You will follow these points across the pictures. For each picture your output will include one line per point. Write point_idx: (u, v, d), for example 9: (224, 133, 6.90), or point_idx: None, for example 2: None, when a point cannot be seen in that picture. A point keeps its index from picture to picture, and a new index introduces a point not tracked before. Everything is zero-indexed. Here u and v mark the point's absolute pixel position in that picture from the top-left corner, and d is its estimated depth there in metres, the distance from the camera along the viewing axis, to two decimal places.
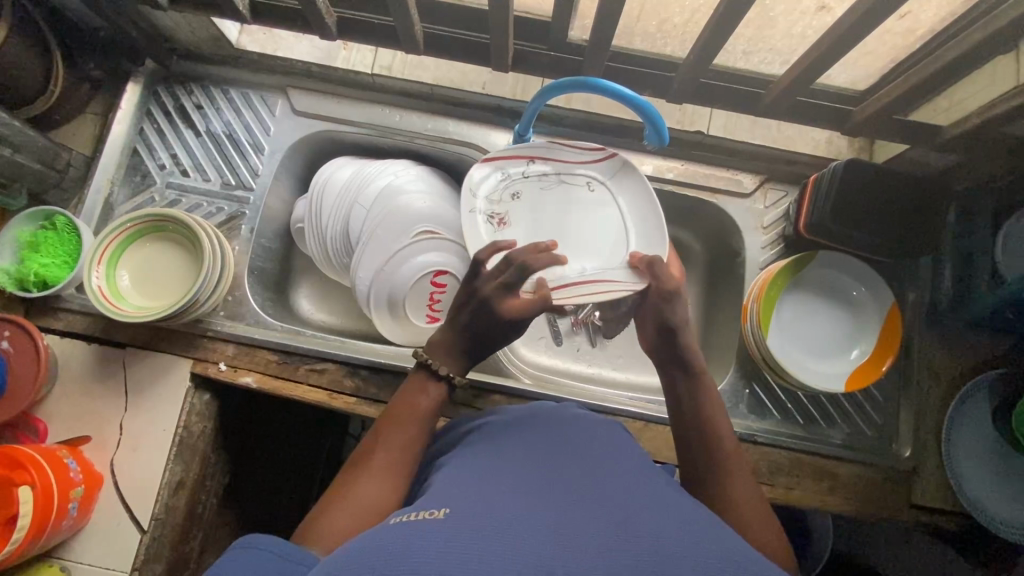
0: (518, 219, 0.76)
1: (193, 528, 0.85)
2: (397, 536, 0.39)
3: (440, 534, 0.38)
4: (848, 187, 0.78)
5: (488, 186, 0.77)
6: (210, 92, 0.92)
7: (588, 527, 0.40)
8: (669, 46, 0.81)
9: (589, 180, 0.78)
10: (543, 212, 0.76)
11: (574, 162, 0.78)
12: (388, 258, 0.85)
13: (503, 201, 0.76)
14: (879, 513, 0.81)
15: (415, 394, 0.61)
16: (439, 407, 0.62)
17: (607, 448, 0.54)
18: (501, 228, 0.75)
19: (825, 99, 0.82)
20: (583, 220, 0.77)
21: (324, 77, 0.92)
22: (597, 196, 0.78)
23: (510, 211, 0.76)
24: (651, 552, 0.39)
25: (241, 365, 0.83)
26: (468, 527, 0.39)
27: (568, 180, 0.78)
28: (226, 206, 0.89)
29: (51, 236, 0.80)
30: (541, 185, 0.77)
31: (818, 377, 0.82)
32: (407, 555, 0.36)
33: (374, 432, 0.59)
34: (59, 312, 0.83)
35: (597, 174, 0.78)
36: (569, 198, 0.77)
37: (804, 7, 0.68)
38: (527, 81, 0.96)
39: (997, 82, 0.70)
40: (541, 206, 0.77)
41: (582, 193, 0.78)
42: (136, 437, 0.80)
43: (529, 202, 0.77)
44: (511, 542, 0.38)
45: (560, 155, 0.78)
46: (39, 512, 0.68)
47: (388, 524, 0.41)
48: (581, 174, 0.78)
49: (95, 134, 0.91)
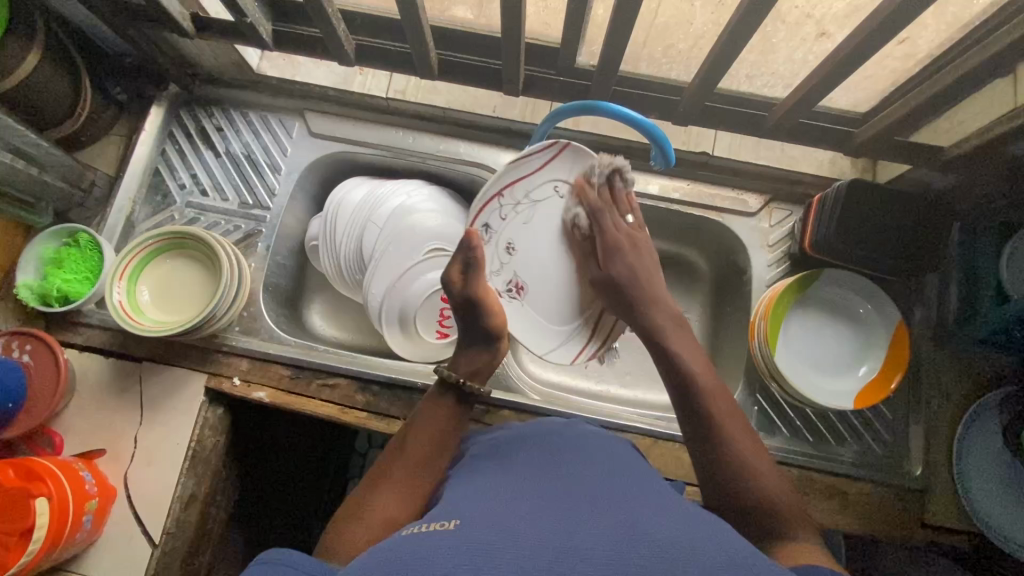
0: (529, 277, 0.77)
1: (203, 542, 0.86)
2: (408, 548, 0.40)
3: (450, 542, 0.40)
4: (852, 207, 0.80)
5: (489, 260, 0.78)
6: (230, 114, 0.95)
7: (599, 537, 0.41)
8: (674, 71, 0.83)
9: (555, 186, 0.74)
10: (545, 247, 0.76)
11: (535, 175, 0.74)
12: (405, 270, 0.87)
13: (505, 265, 0.77)
14: (890, 532, 0.80)
15: (435, 411, 0.64)
16: (459, 424, 0.65)
17: (612, 461, 0.55)
18: (522, 295, 0.78)
19: (827, 122, 0.84)
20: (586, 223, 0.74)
21: (341, 101, 0.95)
22: (570, 198, 0.75)
23: (516, 271, 0.77)
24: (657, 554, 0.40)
25: (254, 380, 0.84)
26: (480, 537, 0.40)
27: (539, 199, 0.75)
28: (243, 224, 0.91)
29: (74, 253, 0.83)
30: (524, 224, 0.76)
31: (829, 394, 0.83)
32: (420, 561, 0.38)
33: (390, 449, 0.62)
34: (79, 326, 0.85)
35: (561, 173, 0.74)
36: (548, 216, 0.76)
37: (805, 32, 0.71)
38: (536, 104, 0.98)
39: (994, 105, 0.72)
40: (536, 244, 0.76)
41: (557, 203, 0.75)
42: (150, 450, 0.81)
43: (528, 248, 0.76)
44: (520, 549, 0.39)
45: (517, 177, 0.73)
46: (54, 524, 0.69)
47: (400, 534, 0.43)
48: (545, 185, 0.74)
49: (118, 155, 0.95)
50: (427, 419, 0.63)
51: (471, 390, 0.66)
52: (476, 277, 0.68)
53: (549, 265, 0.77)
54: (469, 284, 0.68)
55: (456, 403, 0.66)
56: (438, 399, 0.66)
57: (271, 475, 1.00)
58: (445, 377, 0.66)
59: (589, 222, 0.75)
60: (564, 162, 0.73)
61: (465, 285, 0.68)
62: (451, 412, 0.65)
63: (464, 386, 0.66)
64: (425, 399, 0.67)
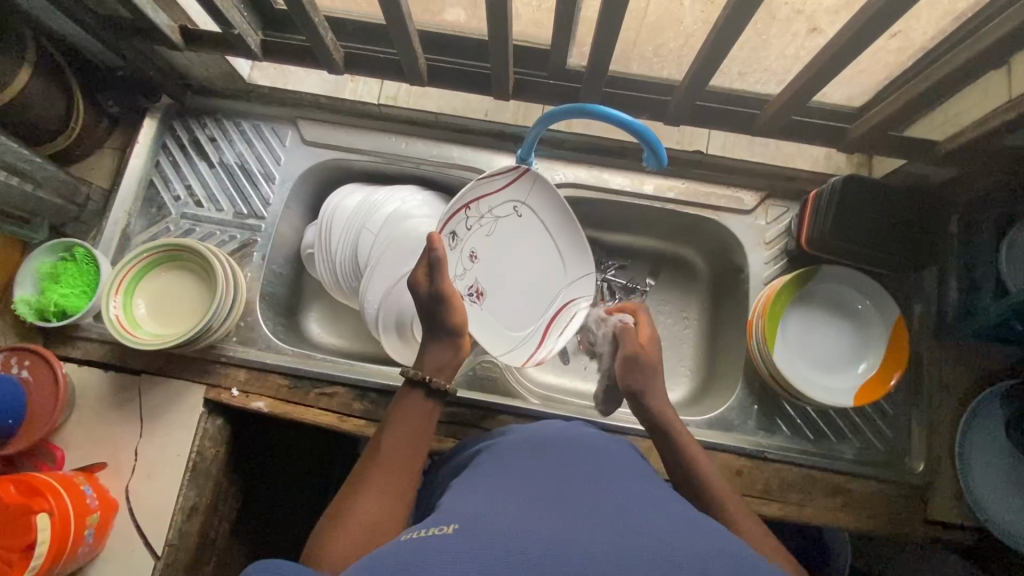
0: (491, 284, 0.76)
1: (207, 553, 0.86)
2: (404, 549, 0.40)
3: (448, 545, 0.40)
4: (849, 202, 0.79)
5: (452, 265, 0.74)
6: (223, 125, 0.95)
7: (597, 541, 0.41)
8: (666, 70, 0.83)
9: (515, 206, 0.77)
10: (504, 259, 0.77)
11: (498, 193, 0.76)
12: (398, 278, 0.87)
13: (467, 271, 0.75)
14: (894, 529, 0.80)
15: (408, 411, 0.64)
16: (429, 421, 0.65)
17: (614, 466, 0.55)
18: (482, 301, 0.76)
19: (820, 117, 0.83)
20: (534, 238, 0.78)
21: (333, 108, 0.95)
22: (527, 218, 0.78)
23: (478, 276, 0.76)
24: (656, 562, 0.39)
25: (253, 390, 0.84)
26: (478, 540, 0.40)
27: (501, 215, 0.77)
28: (238, 234, 0.91)
29: (70, 267, 0.83)
30: (486, 235, 0.76)
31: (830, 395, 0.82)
32: (416, 565, 0.38)
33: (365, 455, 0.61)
34: (78, 340, 0.85)
35: (518, 195, 0.77)
36: (507, 232, 0.78)
37: (796, 29, 0.70)
38: (528, 106, 0.98)
39: (989, 97, 0.72)
40: (500, 259, 0.77)
41: (514, 222, 0.78)
42: (151, 463, 0.81)
43: (489, 259, 0.76)
44: (521, 554, 0.39)
45: (484, 193, 0.75)
46: (56, 538, 0.69)
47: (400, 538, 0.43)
48: (506, 203, 0.77)
49: (112, 168, 0.95)
50: (401, 421, 0.63)
51: (438, 386, 0.65)
52: (440, 278, 0.65)
53: (500, 278, 0.77)
54: (434, 282, 0.66)
55: (426, 400, 0.65)
56: (407, 397, 0.65)
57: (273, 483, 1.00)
58: (411, 375, 0.65)
59: (540, 240, 0.79)
60: (526, 185, 0.77)
61: (430, 284, 0.66)
62: (425, 409, 0.65)
63: (430, 382, 0.65)
64: (394, 399, 0.66)
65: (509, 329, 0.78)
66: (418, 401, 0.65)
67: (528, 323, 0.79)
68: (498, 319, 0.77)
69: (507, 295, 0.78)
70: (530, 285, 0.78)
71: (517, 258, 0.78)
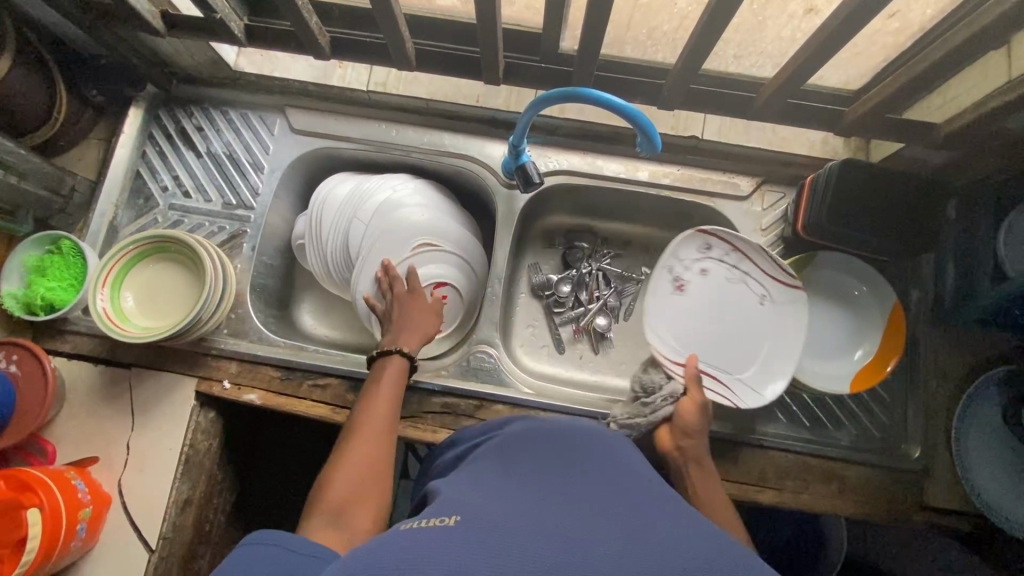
0: (693, 294, 0.86)
1: (202, 545, 0.86)
2: (405, 542, 0.39)
3: (449, 538, 0.38)
4: (848, 186, 0.77)
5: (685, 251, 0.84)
6: (210, 114, 0.93)
7: (602, 537, 0.40)
8: (659, 53, 0.81)
9: (763, 296, 0.84)
10: (709, 304, 0.86)
11: (769, 272, 0.83)
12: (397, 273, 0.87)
13: (688, 271, 0.85)
14: (889, 515, 0.80)
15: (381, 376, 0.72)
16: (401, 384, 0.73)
17: (617, 459, 0.54)
18: (678, 293, 0.86)
19: (817, 100, 0.82)
20: (753, 332, 0.84)
21: (322, 96, 0.93)
22: (768, 309, 0.84)
23: (691, 283, 0.86)
24: (664, 560, 0.38)
25: (245, 383, 0.83)
26: (479, 534, 0.39)
27: (750, 283, 0.84)
28: (227, 225, 0.90)
29: (57, 260, 0.82)
30: (724, 278, 0.86)
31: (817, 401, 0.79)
32: (416, 558, 0.37)
33: (351, 425, 0.67)
34: (67, 334, 0.84)
35: (772, 292, 0.83)
36: (743, 299, 0.85)
37: (792, 10, 0.68)
38: (520, 92, 0.97)
39: (988, 78, 0.70)
40: (718, 295, 0.86)
41: (754, 305, 0.85)
42: (143, 457, 0.81)
43: (704, 288, 0.86)
44: (524, 549, 0.38)
45: (760, 262, 0.83)
46: (47, 533, 0.69)
47: (398, 528, 0.41)
48: (758, 285, 0.84)
49: (98, 159, 0.93)
50: (376, 386, 0.71)
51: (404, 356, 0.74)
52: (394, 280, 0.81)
53: (724, 317, 0.86)
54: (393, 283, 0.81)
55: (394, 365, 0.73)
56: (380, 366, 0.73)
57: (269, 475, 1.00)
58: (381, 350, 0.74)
59: (764, 327, 0.84)
60: (789, 296, 0.83)
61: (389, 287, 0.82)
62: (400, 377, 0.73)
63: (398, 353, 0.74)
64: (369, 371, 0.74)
65: (653, 318, 0.84)
66: (390, 367, 0.73)
67: (674, 343, 0.84)
68: (671, 312, 0.85)
69: (699, 312, 0.86)
70: (716, 337, 0.85)
71: (744, 316, 0.85)
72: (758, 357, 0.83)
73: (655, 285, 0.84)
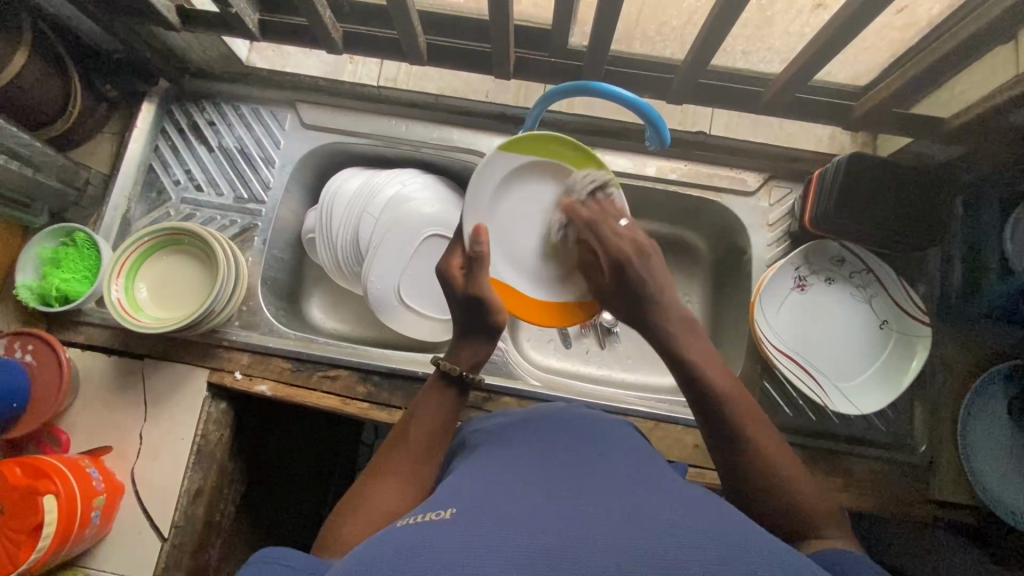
0: (816, 296, 0.87)
1: (213, 535, 0.87)
2: (400, 539, 0.39)
3: (444, 532, 0.39)
4: (854, 181, 0.78)
5: (853, 256, 0.86)
6: (222, 108, 0.94)
7: (599, 521, 0.40)
8: (668, 49, 0.82)
9: (882, 320, 0.85)
10: (817, 312, 0.87)
11: (899, 296, 0.84)
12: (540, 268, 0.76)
13: (813, 274, 0.87)
14: (894, 508, 0.80)
15: (436, 402, 0.63)
16: (456, 415, 0.64)
17: (619, 446, 0.54)
18: (801, 291, 0.87)
19: (825, 96, 0.82)
20: (856, 346, 0.85)
21: (333, 91, 0.94)
22: (873, 337, 0.85)
23: (811, 286, 0.87)
24: (660, 544, 0.38)
25: (256, 374, 0.84)
26: (471, 526, 0.39)
27: (878, 302, 0.85)
28: (238, 219, 0.91)
29: (71, 253, 0.83)
30: (850, 295, 0.87)
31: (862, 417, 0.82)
32: (409, 551, 0.37)
33: (391, 441, 0.60)
34: (80, 326, 0.85)
35: (893, 316, 0.84)
36: (858, 317, 0.86)
37: (800, 5, 0.69)
38: (529, 87, 0.98)
39: (997, 72, 0.71)
40: (818, 304, 0.87)
41: (869, 324, 0.86)
42: (156, 446, 0.82)
43: (809, 298, 0.87)
44: (518, 537, 0.38)
45: (892, 278, 0.84)
46: (63, 521, 0.70)
47: (395, 525, 0.42)
48: (892, 305, 0.84)
49: (111, 152, 0.94)
50: (426, 410, 0.62)
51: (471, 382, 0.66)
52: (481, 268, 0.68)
53: (824, 328, 0.86)
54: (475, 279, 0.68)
55: (451, 395, 0.65)
56: (438, 390, 0.65)
57: (278, 467, 1.01)
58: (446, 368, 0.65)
59: (859, 348, 0.85)
60: (908, 328, 0.83)
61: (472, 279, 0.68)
62: (452, 404, 0.64)
63: (465, 378, 0.65)
64: (424, 388, 0.66)
65: (768, 301, 0.85)
66: (444, 393, 0.64)
67: (771, 329, 0.85)
68: (779, 305, 0.86)
69: (801, 315, 0.86)
70: (811, 343, 0.86)
71: (798, 306, 0.87)
72: (838, 355, 0.85)
73: (819, 284, 0.87)
